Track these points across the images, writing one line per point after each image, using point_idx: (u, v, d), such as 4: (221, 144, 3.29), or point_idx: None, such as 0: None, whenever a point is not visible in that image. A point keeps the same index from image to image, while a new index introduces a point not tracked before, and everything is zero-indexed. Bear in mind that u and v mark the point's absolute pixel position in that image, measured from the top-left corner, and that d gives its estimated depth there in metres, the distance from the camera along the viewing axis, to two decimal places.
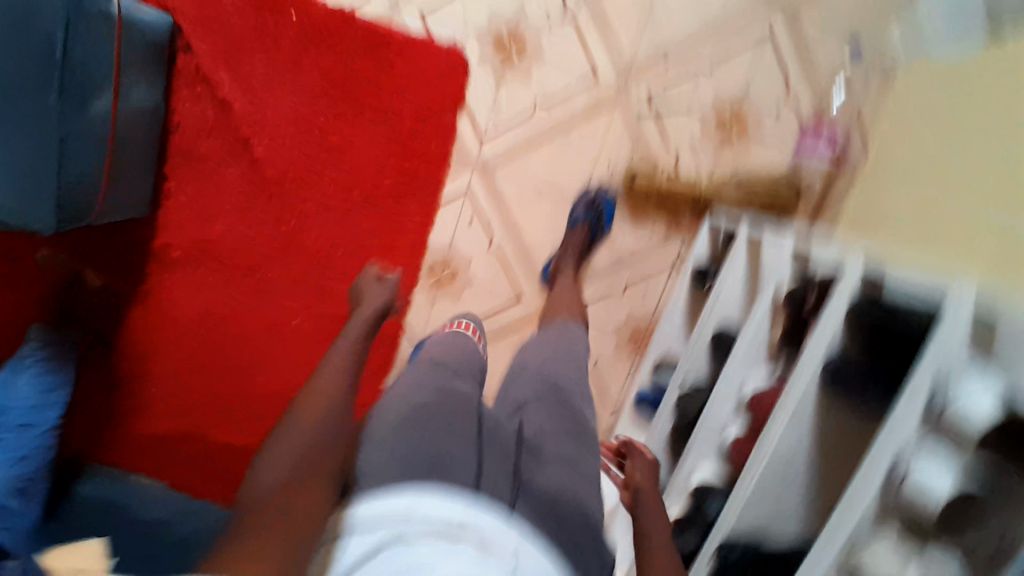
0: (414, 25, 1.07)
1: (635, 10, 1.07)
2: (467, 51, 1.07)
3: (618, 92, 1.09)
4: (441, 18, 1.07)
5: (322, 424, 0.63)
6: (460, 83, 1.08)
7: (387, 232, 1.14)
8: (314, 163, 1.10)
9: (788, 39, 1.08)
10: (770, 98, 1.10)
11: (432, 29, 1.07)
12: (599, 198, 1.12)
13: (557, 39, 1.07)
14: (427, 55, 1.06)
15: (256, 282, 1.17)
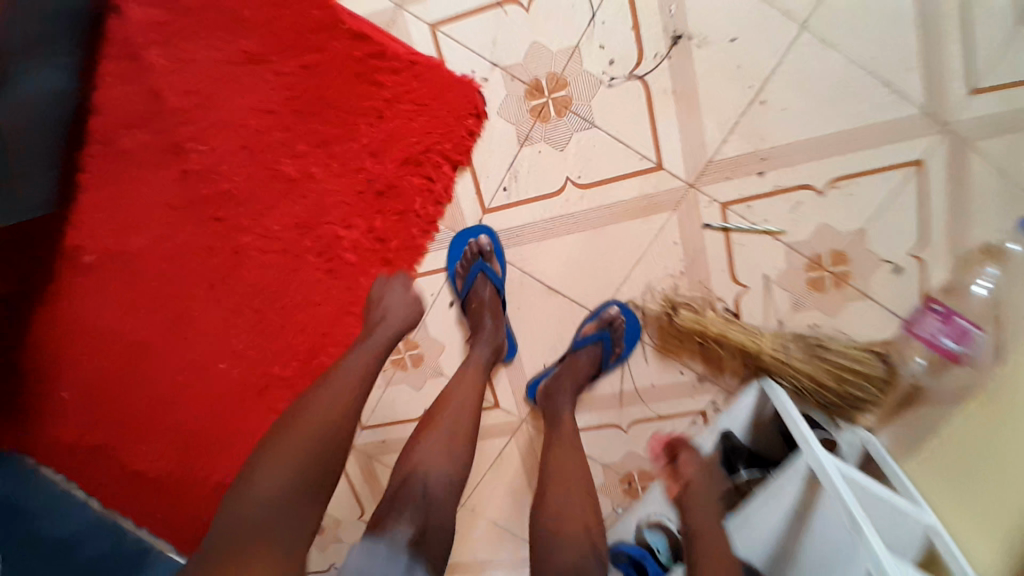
0: (420, 38, 0.78)
1: (740, 85, 0.75)
2: (486, 89, 0.77)
3: (685, 191, 0.78)
4: (462, 35, 0.77)
5: (325, 429, 0.59)
6: (466, 129, 0.78)
7: (342, 298, 0.87)
8: (261, 191, 0.83)
9: (946, 175, 0.75)
10: (894, 248, 0.78)
11: (445, 48, 0.77)
12: (620, 316, 0.83)
13: (616, 101, 0.76)
14: (428, 80, 0.78)
15: (180, 319, 0.91)
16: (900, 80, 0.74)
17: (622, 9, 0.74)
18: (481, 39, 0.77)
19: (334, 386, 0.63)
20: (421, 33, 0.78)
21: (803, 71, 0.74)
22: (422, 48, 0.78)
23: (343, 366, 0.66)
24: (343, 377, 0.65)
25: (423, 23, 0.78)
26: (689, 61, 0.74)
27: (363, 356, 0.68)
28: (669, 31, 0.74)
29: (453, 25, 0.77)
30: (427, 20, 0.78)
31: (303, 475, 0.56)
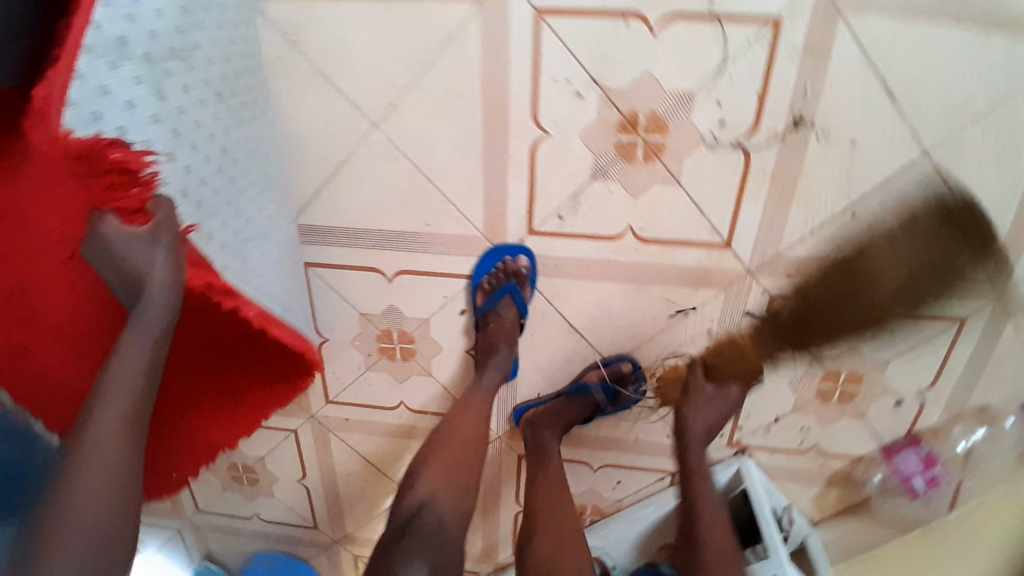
0: (84, 122, 0.40)
1: (840, 191, 0.68)
2: (174, 166, 0.50)
3: (742, 277, 0.74)
4: (160, 94, 0.48)
5: (113, 461, 0.48)
6: (141, 190, 0.46)
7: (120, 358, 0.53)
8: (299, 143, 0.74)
9: (984, 339, 0.74)
10: (906, 386, 0.78)
11: (107, 127, 0.42)
12: (630, 374, 0.80)
13: (708, 167, 0.68)
14: (120, 146, 0.43)
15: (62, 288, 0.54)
16: (993, 237, 0.69)
17: (753, 72, 0.63)
18: (178, 76, 0.50)
19: (115, 383, 0.49)
20: (93, 97, 0.41)
21: (908, 196, 0.68)
22: (87, 129, 0.41)
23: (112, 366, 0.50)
24: (128, 368, 0.50)
25: (93, 126, 0.41)
26: (801, 151, 0.66)
27: (147, 327, 0.51)
28: (792, 110, 0.65)
29: (125, 57, 0.43)
30: (90, 97, 0.40)
31: (122, 485, 0.49)
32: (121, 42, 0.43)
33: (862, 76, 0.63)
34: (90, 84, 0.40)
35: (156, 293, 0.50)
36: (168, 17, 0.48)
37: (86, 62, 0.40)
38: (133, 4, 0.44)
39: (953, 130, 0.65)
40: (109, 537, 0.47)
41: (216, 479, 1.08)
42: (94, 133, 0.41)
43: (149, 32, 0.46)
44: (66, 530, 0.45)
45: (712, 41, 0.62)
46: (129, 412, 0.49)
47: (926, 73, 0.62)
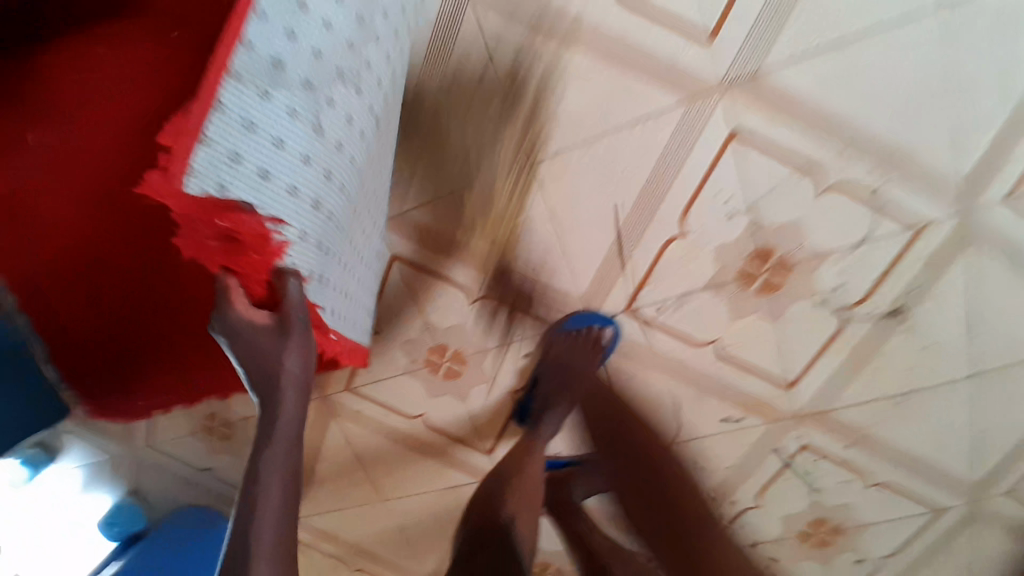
0: (217, 162, 0.34)
1: (901, 379, 0.77)
2: (314, 212, 0.42)
3: (788, 417, 0.81)
4: (317, 128, 0.41)
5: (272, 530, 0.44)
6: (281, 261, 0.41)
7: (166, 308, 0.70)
8: (451, 151, 0.73)
9: (951, 529, 0.87)
10: (873, 547, 0.90)
11: (246, 163, 0.36)
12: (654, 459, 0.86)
13: (807, 320, 0.75)
14: (237, 210, 0.36)
15: (100, 181, 0.61)
16: (997, 461, 0.80)
17: (881, 258, 0.71)
18: (343, 102, 0.43)
19: (265, 520, 0.44)
20: (235, 134, 0.35)
21: (954, 403, 0.78)
22: (212, 178, 0.34)
23: (256, 498, 0.44)
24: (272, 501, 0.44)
25: (227, 165, 0.35)
26: (886, 334, 0.75)
27: (287, 400, 0.45)
28: (895, 301, 0.73)
29: (274, 88, 0.37)
30: (230, 132, 0.35)
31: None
32: (278, 69, 0.37)
33: (966, 294, 0.72)
34: (233, 116, 0.35)
35: (290, 398, 0.46)
36: (337, 35, 0.41)
37: (232, 91, 0.35)
38: (295, 15, 0.38)
39: (1007, 369, 0.75)
40: None
41: (185, 422, 1.05)
42: (218, 190, 0.35)
43: (314, 56, 0.39)
44: None
45: (864, 220, 0.70)
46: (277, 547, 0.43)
47: (1010, 316, 0.72)
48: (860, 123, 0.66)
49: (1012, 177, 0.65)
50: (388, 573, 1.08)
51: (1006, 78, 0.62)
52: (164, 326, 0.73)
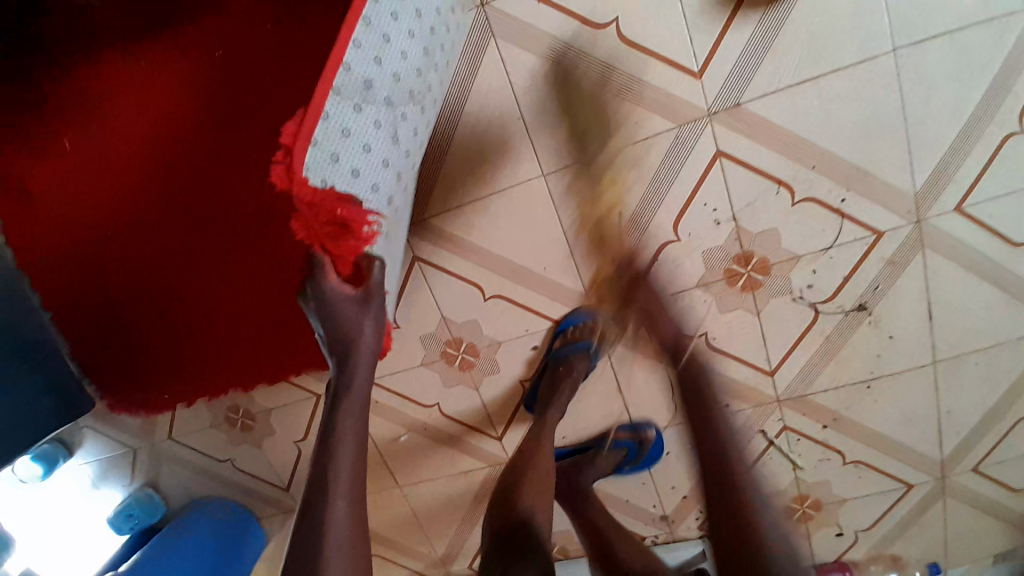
0: (321, 161, 0.54)
1: (868, 366, 0.87)
2: (374, 194, 0.60)
3: (770, 402, 0.90)
4: (394, 136, 0.61)
5: (350, 455, 0.61)
6: (358, 241, 0.60)
7: (205, 293, 0.81)
8: (470, 164, 0.82)
9: (914, 502, 0.98)
10: (849, 523, 1.00)
11: (341, 161, 0.55)
12: (651, 439, 0.94)
13: (786, 314, 0.85)
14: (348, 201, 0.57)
15: (172, 177, 0.76)
16: (956, 435, 0.93)
17: (849, 258, 0.81)
18: (411, 116, 0.64)
19: (340, 460, 0.60)
20: (336, 138, 0.54)
21: (911, 386, 0.89)
22: (319, 173, 0.54)
23: (335, 444, 0.60)
24: (348, 449, 0.61)
25: (328, 163, 0.54)
26: (854, 326, 0.85)
27: (365, 357, 0.65)
28: (860, 298, 0.83)
29: (371, 106, 0.57)
30: (335, 137, 0.54)
31: (351, 493, 0.59)
32: (368, 87, 0.56)
33: (920, 289, 0.83)
34: (338, 126, 0.54)
35: (362, 363, 0.65)
36: (411, 65, 0.61)
37: (332, 107, 0.54)
38: (382, 51, 0.57)
39: (959, 355, 0.87)
40: (350, 537, 0.57)
41: (207, 415, 1.11)
42: (322, 183, 0.54)
43: (394, 78, 0.59)
44: (329, 508, 0.57)
45: (832, 227, 0.80)
46: (350, 484, 0.59)
47: (963, 308, 0.84)
48: (823, 144, 0.77)
49: (961, 188, 0.78)
50: (400, 563, 1.14)
51: (963, 97, 0.74)
52: (193, 295, 0.80)
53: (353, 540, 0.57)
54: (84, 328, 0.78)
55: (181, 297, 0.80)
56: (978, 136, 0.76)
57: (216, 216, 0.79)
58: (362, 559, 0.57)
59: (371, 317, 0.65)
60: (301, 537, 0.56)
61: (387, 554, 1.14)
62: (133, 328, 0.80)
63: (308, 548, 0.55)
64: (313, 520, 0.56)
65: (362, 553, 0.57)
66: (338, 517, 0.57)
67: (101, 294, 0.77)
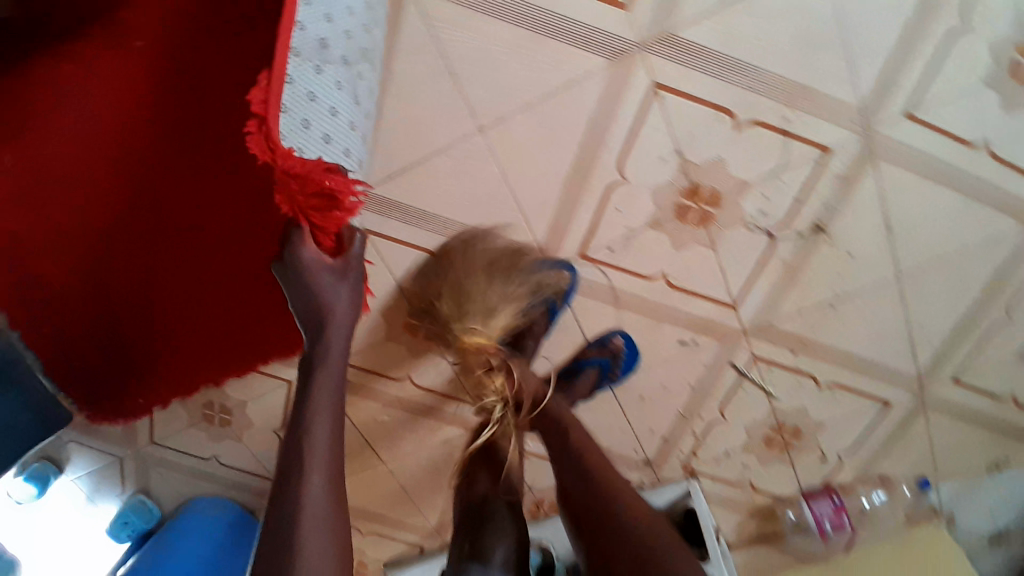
0: (295, 128, 0.53)
1: (831, 286, 0.86)
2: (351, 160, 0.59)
3: (737, 335, 0.90)
4: (357, 97, 0.61)
5: (326, 431, 0.60)
6: (344, 214, 0.58)
7: (168, 287, 0.80)
8: (405, 126, 0.80)
9: (897, 420, 0.97)
10: (832, 446, 1.00)
11: (313, 128, 0.54)
12: (620, 346, 0.90)
13: (741, 243, 0.84)
14: (334, 170, 0.56)
15: (129, 164, 0.75)
16: (932, 349, 0.91)
17: (799, 179, 0.80)
18: (367, 76, 0.64)
19: (317, 434, 0.59)
20: (303, 102, 0.54)
21: (878, 302, 0.87)
22: (295, 141, 0.53)
23: (310, 417, 0.60)
24: (325, 420, 0.60)
25: (302, 130, 0.54)
26: (812, 248, 0.83)
27: (341, 331, 0.65)
28: (815, 217, 0.82)
29: (332, 65, 0.57)
30: (302, 99, 0.54)
31: (329, 467, 0.58)
32: (323, 45, 0.56)
33: (876, 202, 0.81)
34: (303, 88, 0.54)
35: (336, 334, 0.64)
36: (357, 20, 0.62)
37: (295, 70, 0.53)
38: (329, 8, 0.58)
39: (924, 266, 0.85)
40: (328, 514, 0.56)
41: (184, 414, 1.08)
42: (301, 152, 0.54)
43: (346, 36, 0.60)
44: (307, 484, 0.56)
45: (779, 148, 0.78)
46: (329, 459, 0.58)
47: (923, 217, 0.82)
48: (762, 64, 0.74)
49: (909, 94, 0.75)
50: (396, 536, 1.15)
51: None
52: (156, 288, 0.80)
53: (331, 513, 0.56)
54: (60, 318, 0.80)
55: (144, 291, 0.81)
56: (924, 35, 0.72)
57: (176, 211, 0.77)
58: (341, 533, 0.57)
59: (346, 293, 0.64)
60: (275, 517, 0.55)
61: (383, 531, 1.15)
62: (106, 318, 0.81)
63: (285, 519, 0.55)
64: (289, 499, 0.55)
65: (341, 526, 0.57)
66: (315, 492, 0.56)
67: (71, 279, 0.78)
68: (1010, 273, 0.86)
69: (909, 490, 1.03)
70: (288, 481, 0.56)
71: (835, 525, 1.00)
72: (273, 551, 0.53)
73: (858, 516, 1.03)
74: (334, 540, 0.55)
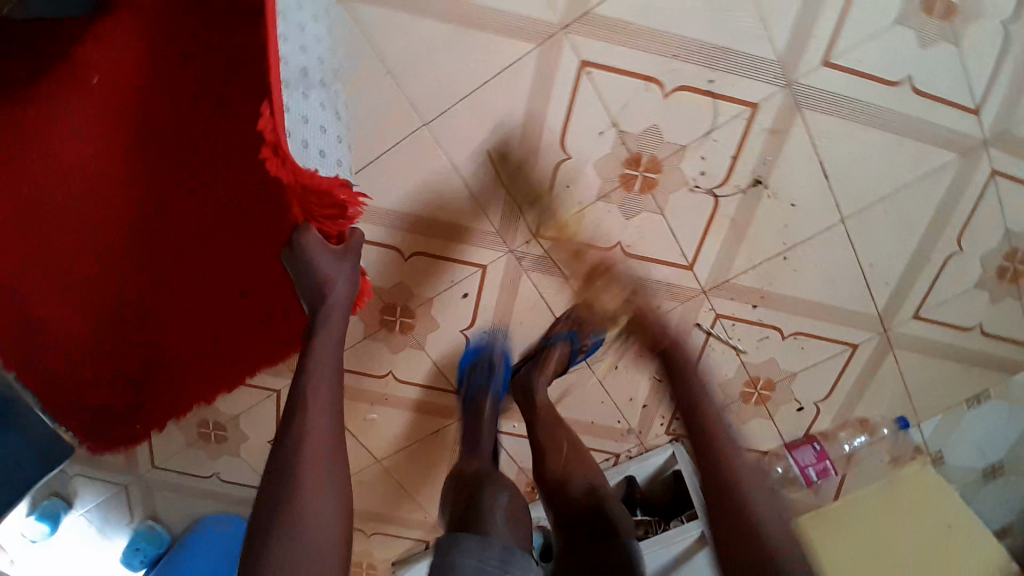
0: (301, 150, 0.62)
1: (779, 237, 0.89)
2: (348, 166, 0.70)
3: (697, 295, 0.93)
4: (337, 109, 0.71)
5: (326, 375, 0.62)
6: (346, 222, 0.68)
7: (167, 312, 0.83)
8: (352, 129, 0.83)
9: (867, 361, 0.99)
10: (808, 396, 1.03)
11: (313, 147, 0.64)
12: (587, 319, 0.94)
13: (687, 204, 0.87)
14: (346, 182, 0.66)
15: (111, 200, 0.75)
16: (888, 287, 0.94)
17: (732, 137, 0.83)
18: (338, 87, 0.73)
19: (318, 379, 0.62)
20: (302, 127, 0.63)
21: (829, 247, 0.91)
22: (306, 160, 0.63)
23: (308, 381, 0.61)
24: (321, 387, 0.61)
25: (306, 150, 0.63)
26: (755, 201, 0.87)
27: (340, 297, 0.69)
28: (754, 173, 0.85)
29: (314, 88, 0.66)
30: (303, 126, 0.63)
31: (329, 407, 0.60)
32: (301, 73, 0.64)
33: (809, 150, 0.84)
34: (298, 116, 0.63)
35: (336, 313, 0.67)
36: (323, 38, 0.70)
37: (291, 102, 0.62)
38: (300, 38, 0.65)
39: (867, 207, 0.88)
40: (328, 450, 0.58)
41: (181, 435, 1.12)
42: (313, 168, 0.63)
43: (318, 59, 0.69)
44: (307, 422, 0.58)
45: (708, 110, 0.82)
46: (330, 398, 0.61)
47: (857, 159, 0.85)
48: (680, 31, 0.78)
49: (823, 43, 0.78)
50: (399, 535, 1.18)
51: None
52: (156, 316, 0.83)
53: (331, 450, 0.58)
54: (64, 357, 0.81)
55: (141, 319, 0.82)
56: None
57: (167, 240, 0.79)
58: (340, 471, 0.58)
59: (346, 273, 0.69)
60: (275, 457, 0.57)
61: (386, 531, 1.17)
62: (107, 351, 0.83)
63: (281, 473, 0.55)
64: (290, 439, 0.57)
65: (339, 464, 0.58)
66: (317, 426, 0.58)
67: (72, 319, 0.80)
68: (954, 204, 0.88)
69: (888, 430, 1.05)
70: (288, 420, 0.59)
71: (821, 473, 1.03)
72: (274, 488, 0.55)
73: (843, 462, 1.06)
74: (331, 477, 0.57)
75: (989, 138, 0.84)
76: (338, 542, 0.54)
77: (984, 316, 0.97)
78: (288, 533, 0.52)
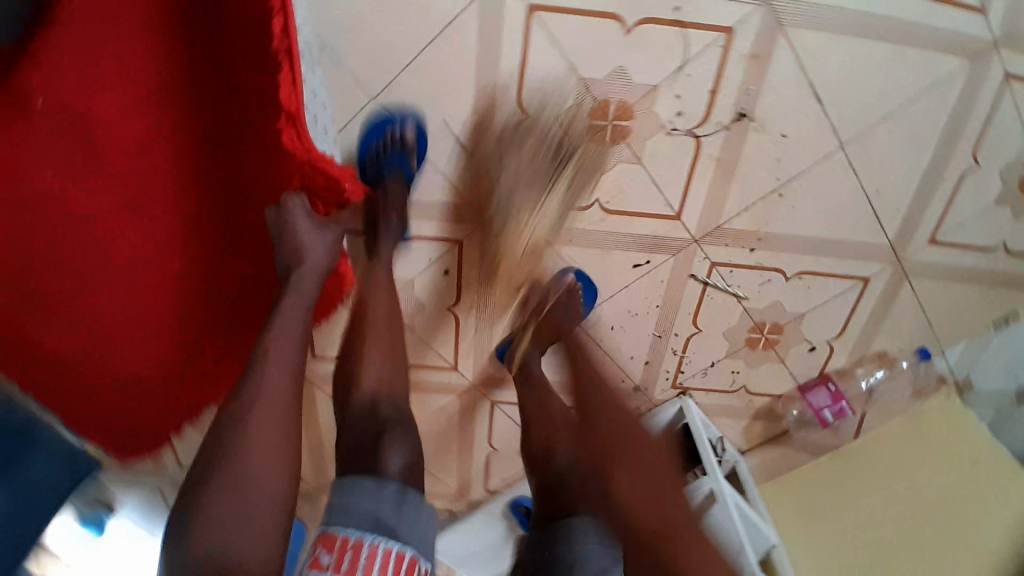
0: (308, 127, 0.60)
1: (771, 173, 0.82)
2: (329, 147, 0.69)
3: (689, 245, 0.87)
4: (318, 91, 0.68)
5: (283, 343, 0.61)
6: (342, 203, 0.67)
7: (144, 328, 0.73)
8: None
9: (880, 294, 0.93)
10: (820, 335, 0.97)
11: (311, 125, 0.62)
12: (574, 283, 0.89)
13: (666, 150, 0.80)
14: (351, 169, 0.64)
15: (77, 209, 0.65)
16: (898, 214, 0.86)
17: (707, 70, 0.75)
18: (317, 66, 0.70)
19: (275, 346, 0.61)
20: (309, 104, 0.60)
21: (828, 178, 0.83)
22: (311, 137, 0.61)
23: (267, 346, 0.61)
24: (281, 354, 0.61)
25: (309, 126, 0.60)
26: (740, 138, 0.79)
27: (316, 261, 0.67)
28: (737, 106, 0.77)
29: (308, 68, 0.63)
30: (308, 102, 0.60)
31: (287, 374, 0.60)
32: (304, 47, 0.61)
33: (796, 73, 0.75)
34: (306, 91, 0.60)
35: (303, 283, 0.65)
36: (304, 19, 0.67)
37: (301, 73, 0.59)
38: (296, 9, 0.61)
39: (868, 130, 0.79)
40: (276, 412, 0.57)
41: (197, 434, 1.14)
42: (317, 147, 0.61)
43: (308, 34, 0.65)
44: (261, 386, 0.58)
45: (676, 42, 0.73)
46: (287, 366, 0.60)
47: (852, 76, 0.76)
48: None
49: None
50: None
51: None
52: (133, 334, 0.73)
53: (281, 415, 0.58)
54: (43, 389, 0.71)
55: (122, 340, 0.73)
56: None
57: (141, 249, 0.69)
58: (290, 435, 0.58)
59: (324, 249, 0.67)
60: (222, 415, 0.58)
61: None
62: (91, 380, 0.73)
63: (225, 434, 0.55)
64: (239, 403, 0.57)
65: (288, 426, 0.58)
66: (268, 385, 0.58)
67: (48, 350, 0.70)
68: (965, 113, 0.78)
69: (909, 364, 1.01)
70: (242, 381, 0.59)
71: (836, 410, 1.00)
72: (217, 445, 0.56)
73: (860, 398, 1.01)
74: (277, 435, 0.57)
75: (1000, 37, 0.73)
76: (278, 499, 0.55)
77: (1007, 232, 0.88)
78: (228, 491, 0.53)
